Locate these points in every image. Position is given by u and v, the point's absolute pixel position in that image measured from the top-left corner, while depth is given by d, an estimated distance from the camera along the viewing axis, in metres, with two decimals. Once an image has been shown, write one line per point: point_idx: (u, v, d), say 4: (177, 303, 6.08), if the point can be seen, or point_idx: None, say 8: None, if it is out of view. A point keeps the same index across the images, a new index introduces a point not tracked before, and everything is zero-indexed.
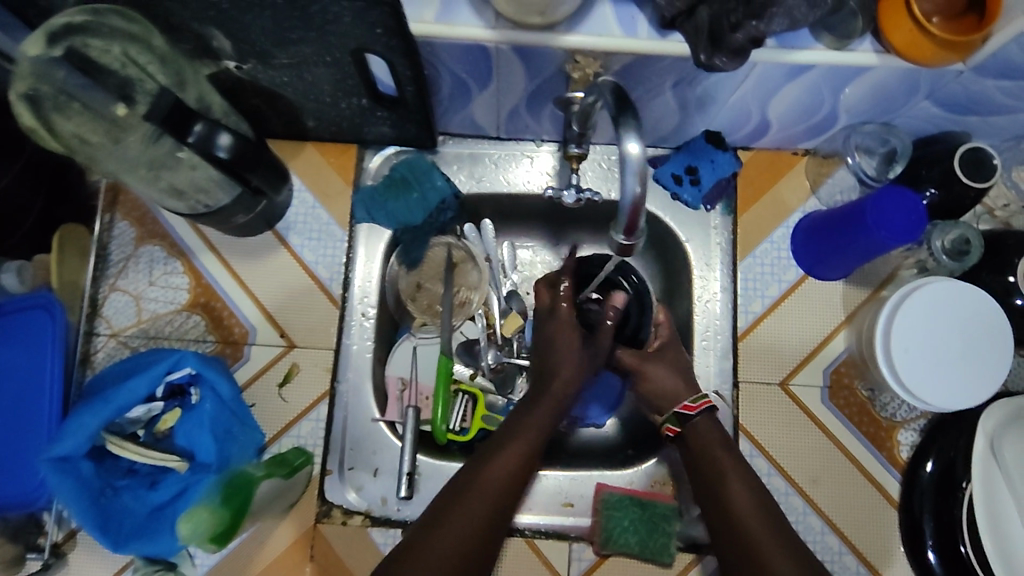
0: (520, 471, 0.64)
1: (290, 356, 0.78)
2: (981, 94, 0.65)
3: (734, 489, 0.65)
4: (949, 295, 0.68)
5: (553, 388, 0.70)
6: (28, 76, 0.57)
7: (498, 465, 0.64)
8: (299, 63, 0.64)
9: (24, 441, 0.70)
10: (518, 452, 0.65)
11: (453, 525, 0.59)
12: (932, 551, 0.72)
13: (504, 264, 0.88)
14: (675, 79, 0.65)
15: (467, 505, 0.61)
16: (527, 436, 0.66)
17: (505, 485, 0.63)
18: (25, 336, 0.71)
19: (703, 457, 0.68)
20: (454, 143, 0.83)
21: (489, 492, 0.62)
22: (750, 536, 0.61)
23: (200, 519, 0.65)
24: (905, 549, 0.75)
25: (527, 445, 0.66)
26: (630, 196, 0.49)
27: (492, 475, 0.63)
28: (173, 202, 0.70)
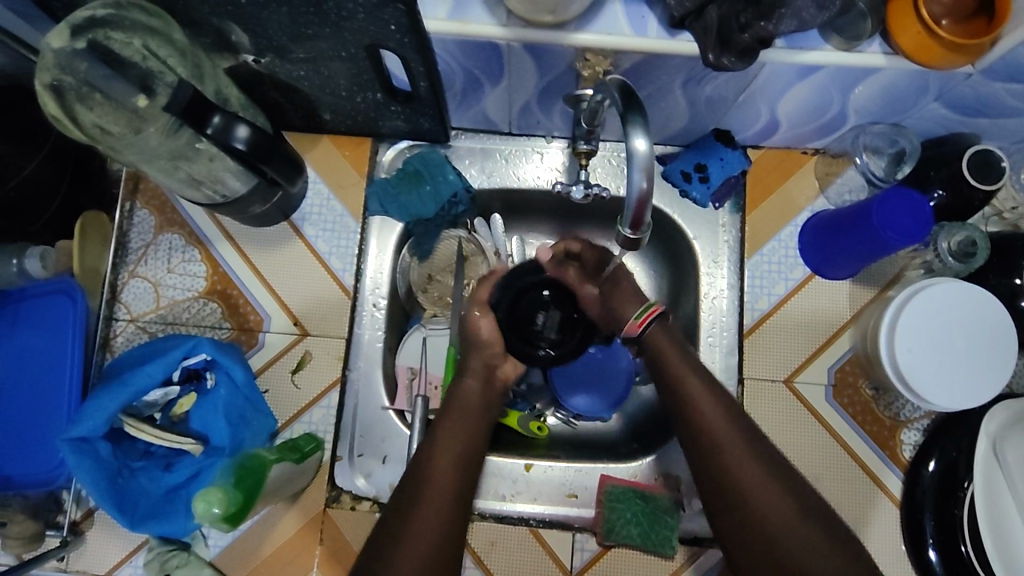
0: (462, 445, 0.68)
1: (303, 344, 0.80)
2: (991, 97, 0.66)
3: (732, 452, 0.62)
4: (957, 296, 0.69)
5: (468, 374, 0.75)
6: (52, 67, 0.60)
7: (445, 439, 0.68)
8: (316, 58, 0.66)
9: (46, 422, 0.72)
10: (455, 428, 0.69)
11: (430, 502, 0.62)
12: (932, 549, 0.73)
13: (515, 258, 0.89)
14: (684, 77, 0.66)
15: (432, 479, 0.64)
16: (459, 412, 0.71)
17: (456, 459, 0.66)
18: (48, 320, 0.74)
19: (691, 419, 0.66)
20: (466, 138, 0.84)
21: (449, 467, 0.65)
22: (750, 496, 0.60)
23: (213, 499, 0.63)
24: (906, 546, 0.75)
25: (465, 423, 0.70)
26: (636, 191, 0.50)
27: (444, 454, 0.66)
28: (191, 193, 0.72)
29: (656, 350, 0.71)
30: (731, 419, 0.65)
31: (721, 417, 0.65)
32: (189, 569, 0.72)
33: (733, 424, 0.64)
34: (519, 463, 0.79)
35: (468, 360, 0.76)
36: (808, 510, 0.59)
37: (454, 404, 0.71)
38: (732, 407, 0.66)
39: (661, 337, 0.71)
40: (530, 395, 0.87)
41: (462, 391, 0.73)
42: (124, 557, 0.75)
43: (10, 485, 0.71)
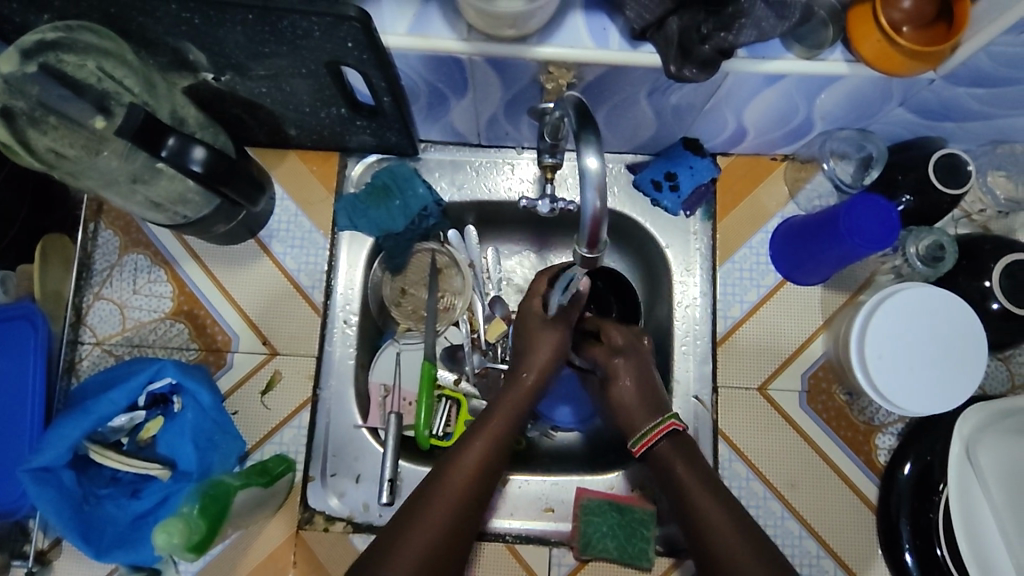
0: (490, 459, 0.67)
1: (272, 363, 0.78)
2: (954, 101, 0.66)
3: (704, 505, 0.64)
4: (927, 306, 0.69)
5: (518, 385, 0.72)
6: (1, 92, 0.58)
7: (471, 454, 0.67)
8: (276, 75, 0.65)
9: (8, 450, 0.70)
10: (488, 441, 0.68)
11: (440, 506, 0.63)
12: (909, 554, 0.73)
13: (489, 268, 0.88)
14: (649, 88, 0.66)
15: (440, 495, 0.64)
16: (500, 423, 0.69)
17: (474, 477, 0.66)
18: (7, 347, 0.72)
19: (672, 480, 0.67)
20: (435, 150, 0.83)
21: (469, 469, 0.66)
22: (715, 531, 0.63)
23: (173, 528, 0.62)
24: (883, 552, 0.75)
25: (500, 435, 0.69)
26: (591, 210, 0.48)
27: (460, 473, 0.65)
28: (153, 215, 0.70)
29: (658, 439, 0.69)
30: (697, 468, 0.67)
31: (694, 475, 0.66)
32: None
33: (711, 489, 0.65)
34: None
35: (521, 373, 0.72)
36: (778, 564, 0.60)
37: (496, 414, 0.70)
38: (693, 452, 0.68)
39: (671, 453, 0.68)
40: None
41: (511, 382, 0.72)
42: None
43: None
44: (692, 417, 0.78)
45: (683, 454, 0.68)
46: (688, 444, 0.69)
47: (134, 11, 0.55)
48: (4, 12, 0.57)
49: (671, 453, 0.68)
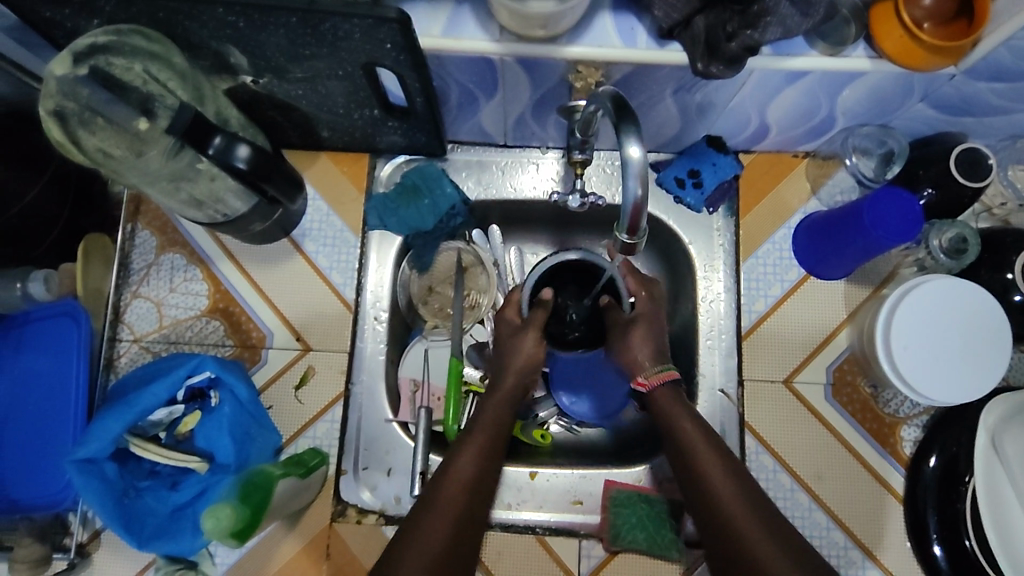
0: (479, 472, 0.67)
1: (306, 359, 0.80)
2: (974, 96, 0.67)
3: (709, 466, 0.65)
4: (944, 295, 0.69)
5: (499, 391, 0.74)
6: (55, 94, 0.61)
7: (458, 470, 0.66)
8: (313, 77, 0.67)
9: (53, 444, 0.72)
10: (474, 453, 0.68)
11: (454, 479, 0.65)
12: (937, 544, 0.73)
13: (512, 267, 0.90)
14: (675, 86, 0.68)
15: (435, 508, 0.63)
16: (484, 436, 0.69)
17: (472, 474, 0.66)
18: (52, 344, 0.74)
19: (677, 435, 0.68)
20: (462, 151, 0.86)
21: (477, 445, 0.69)
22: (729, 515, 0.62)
23: (222, 514, 0.64)
24: (911, 543, 0.76)
25: (486, 447, 0.69)
26: (631, 198, 0.50)
27: (457, 474, 0.66)
28: (192, 212, 0.72)
29: (660, 409, 0.71)
30: (716, 452, 0.67)
31: (701, 433, 0.67)
32: None
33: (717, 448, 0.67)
34: (524, 471, 0.79)
35: (499, 387, 0.74)
36: (776, 523, 0.61)
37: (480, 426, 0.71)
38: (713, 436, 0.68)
39: (667, 398, 0.71)
40: (533, 404, 0.86)
41: (507, 368, 0.75)
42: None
43: (16, 509, 0.71)
44: (718, 411, 0.79)
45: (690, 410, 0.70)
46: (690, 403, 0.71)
47: (181, 15, 0.57)
48: (58, 18, 0.60)
49: (686, 418, 0.69)
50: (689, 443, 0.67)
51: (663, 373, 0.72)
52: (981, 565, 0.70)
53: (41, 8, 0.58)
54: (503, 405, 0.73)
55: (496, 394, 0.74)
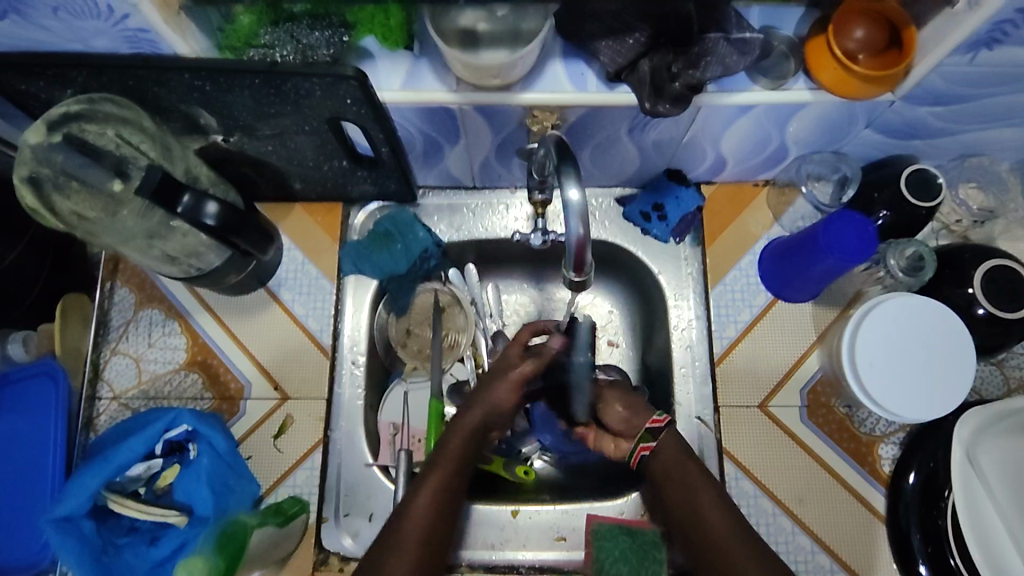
0: (440, 512, 0.66)
1: (284, 408, 0.81)
2: (918, 120, 0.70)
3: (711, 507, 0.66)
4: (906, 314, 0.69)
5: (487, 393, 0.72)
6: (30, 161, 0.63)
7: (415, 516, 0.65)
8: (282, 133, 0.70)
9: (33, 501, 0.72)
10: (436, 489, 0.67)
11: (421, 503, 0.66)
12: (923, 565, 0.73)
13: (490, 309, 0.94)
14: (628, 125, 0.70)
15: (395, 557, 0.62)
16: (444, 474, 0.68)
17: (442, 496, 0.67)
18: (29, 404, 0.75)
19: (675, 480, 0.68)
20: (433, 196, 0.88)
21: (450, 464, 0.69)
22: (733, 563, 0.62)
23: (195, 568, 0.66)
24: (898, 565, 0.75)
25: (451, 477, 0.68)
26: (575, 233, 0.51)
27: (427, 497, 0.66)
28: (167, 268, 0.73)
29: (664, 461, 0.69)
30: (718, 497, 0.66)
31: (703, 477, 0.68)
32: None
33: (718, 492, 0.67)
34: (506, 509, 0.78)
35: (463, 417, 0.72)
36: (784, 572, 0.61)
37: (444, 454, 0.69)
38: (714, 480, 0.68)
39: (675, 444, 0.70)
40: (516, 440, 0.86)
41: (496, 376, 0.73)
42: None
43: None
44: (696, 438, 0.79)
45: (693, 458, 0.69)
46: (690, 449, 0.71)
47: (149, 82, 0.61)
48: (32, 89, 0.63)
49: (687, 462, 0.69)
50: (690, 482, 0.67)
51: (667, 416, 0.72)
52: None
53: (16, 81, 0.61)
54: (466, 438, 0.70)
55: (458, 425, 0.71)
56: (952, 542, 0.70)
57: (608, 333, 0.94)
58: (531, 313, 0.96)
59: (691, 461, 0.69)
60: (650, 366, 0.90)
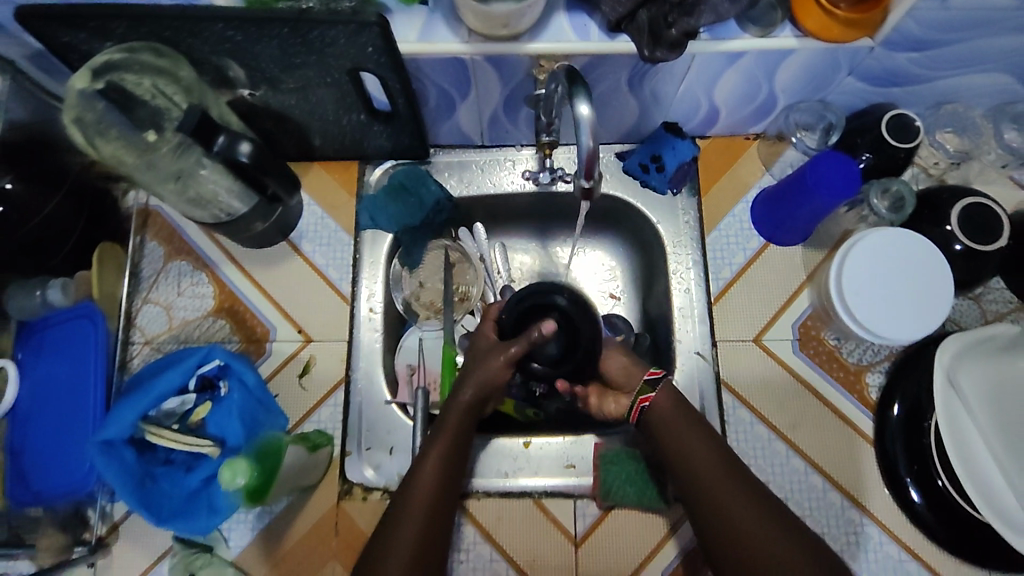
0: (445, 482, 0.69)
1: (307, 350, 0.86)
2: (896, 67, 0.76)
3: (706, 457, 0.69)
4: (879, 253, 0.76)
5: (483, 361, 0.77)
6: (76, 105, 0.67)
7: (424, 476, 0.69)
8: (305, 86, 0.75)
9: (74, 433, 0.77)
10: (438, 459, 0.70)
11: (429, 464, 0.70)
12: (914, 490, 0.78)
13: (498, 266, 0.99)
14: (628, 75, 0.76)
15: (407, 514, 0.66)
16: (449, 436, 0.72)
17: (448, 457, 0.71)
18: (69, 345, 0.80)
19: (664, 431, 0.72)
20: (444, 153, 0.93)
21: (453, 428, 0.73)
22: (724, 507, 0.66)
23: (237, 469, 0.67)
24: (890, 491, 0.80)
25: (453, 448, 0.71)
26: (586, 149, 0.54)
27: (433, 459, 0.70)
28: (198, 213, 0.78)
29: (660, 414, 0.73)
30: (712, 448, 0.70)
31: (695, 423, 0.71)
32: (213, 568, 0.78)
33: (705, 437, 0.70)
34: (518, 441, 0.84)
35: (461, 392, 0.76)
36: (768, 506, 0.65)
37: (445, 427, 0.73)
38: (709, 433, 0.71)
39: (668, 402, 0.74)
40: None
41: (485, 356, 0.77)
42: (148, 567, 0.79)
43: (38, 501, 0.76)
44: (695, 372, 0.85)
45: (686, 412, 0.73)
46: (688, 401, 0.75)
47: (185, 34, 0.66)
48: (75, 42, 0.68)
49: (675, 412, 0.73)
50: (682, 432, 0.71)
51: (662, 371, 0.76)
52: (954, 498, 0.75)
53: (59, 34, 0.66)
54: (465, 412, 0.74)
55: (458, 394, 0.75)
56: (937, 461, 0.76)
57: (613, 284, 1.00)
58: (539, 268, 1.01)
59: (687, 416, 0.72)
60: (650, 312, 0.96)
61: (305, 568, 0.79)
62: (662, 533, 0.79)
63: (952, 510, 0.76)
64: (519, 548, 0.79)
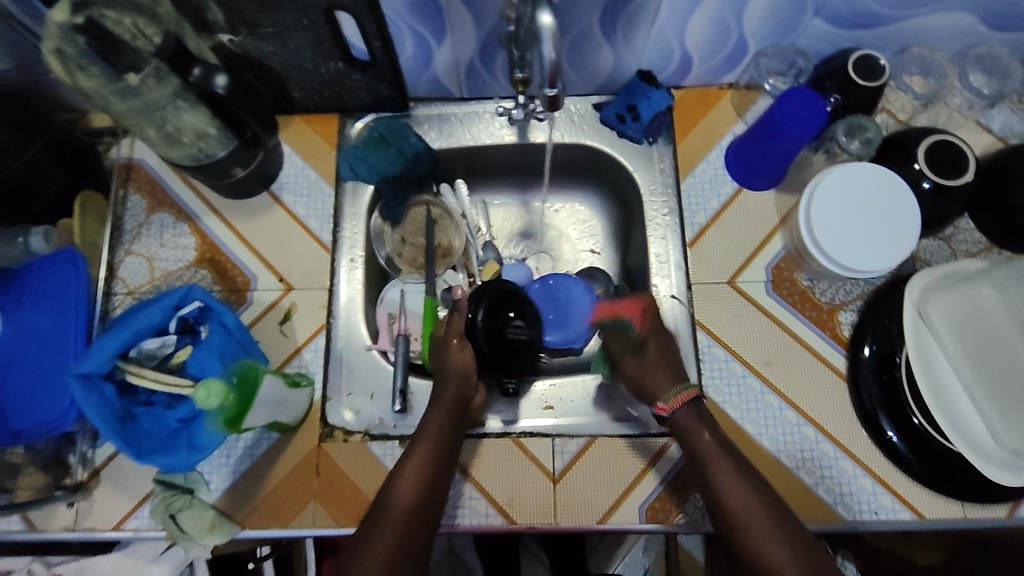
0: (423, 494, 0.67)
1: (288, 298, 0.87)
2: (861, 7, 0.78)
3: (721, 470, 0.67)
4: (847, 201, 0.77)
5: (453, 363, 0.77)
6: (55, 37, 0.68)
7: (404, 481, 0.67)
8: (282, 31, 0.77)
9: (54, 374, 0.77)
10: (418, 466, 0.68)
11: (409, 470, 0.68)
12: (890, 428, 0.78)
13: (480, 227, 1.01)
14: (600, 15, 0.78)
15: (382, 524, 0.64)
16: (431, 441, 0.71)
17: (430, 461, 0.69)
18: (51, 289, 0.80)
19: (698, 454, 0.70)
20: (423, 107, 0.95)
21: (436, 433, 0.72)
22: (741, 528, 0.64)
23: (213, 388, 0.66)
24: (868, 432, 0.80)
25: (430, 464, 0.69)
26: (548, 62, 0.59)
27: (413, 465, 0.69)
28: (177, 152, 0.79)
29: (681, 427, 0.72)
30: (727, 458, 0.68)
31: (712, 440, 0.70)
32: (190, 511, 0.77)
33: (736, 463, 0.68)
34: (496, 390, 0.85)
35: (440, 402, 0.74)
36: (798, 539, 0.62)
37: (425, 437, 0.71)
38: (729, 444, 0.70)
39: (686, 417, 0.72)
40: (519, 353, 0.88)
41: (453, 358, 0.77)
42: (130, 510, 0.79)
43: (18, 440, 0.75)
44: (671, 315, 0.86)
45: (705, 422, 0.71)
46: (705, 412, 0.73)
47: None
48: None
49: (709, 437, 0.70)
50: (698, 436, 0.70)
51: (685, 394, 0.73)
52: (932, 435, 0.76)
53: None
54: (445, 417, 0.73)
55: (438, 402, 0.74)
56: (910, 397, 0.77)
57: (591, 239, 1.01)
58: (517, 223, 1.03)
59: (703, 428, 0.71)
60: (629, 264, 0.97)
61: (285, 509, 0.79)
62: (642, 467, 0.80)
63: (929, 446, 0.76)
64: (501, 488, 0.79)
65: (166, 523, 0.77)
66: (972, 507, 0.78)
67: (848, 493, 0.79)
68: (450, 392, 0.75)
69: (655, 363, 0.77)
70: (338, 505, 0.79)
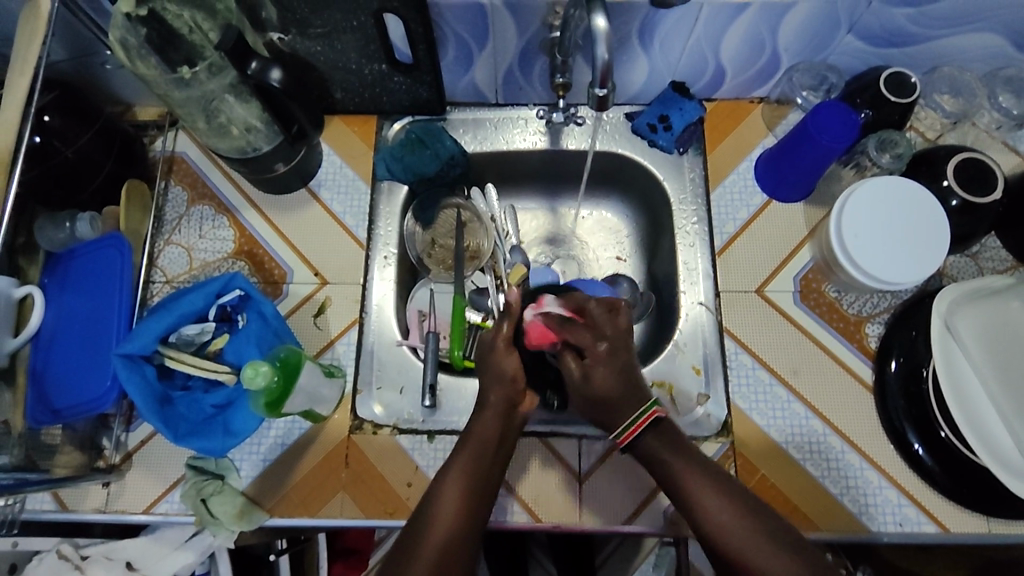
0: (469, 502, 0.65)
1: (323, 292, 0.88)
2: (895, 26, 0.80)
3: (697, 490, 0.64)
4: (880, 214, 0.79)
5: (497, 364, 0.73)
6: (121, 27, 0.71)
7: (449, 489, 0.66)
8: (331, 31, 0.79)
9: (93, 356, 0.79)
10: (463, 473, 0.67)
11: (454, 479, 0.66)
12: (917, 442, 0.78)
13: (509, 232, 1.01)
14: (639, 26, 0.80)
15: (426, 535, 0.63)
16: (475, 446, 0.69)
17: (475, 468, 0.67)
18: (95, 273, 0.82)
19: (665, 470, 0.66)
20: (459, 111, 0.97)
21: (481, 438, 0.69)
22: (734, 551, 0.61)
23: (260, 368, 0.69)
24: (894, 445, 0.81)
25: (474, 470, 0.67)
26: (600, 62, 0.63)
27: (458, 471, 0.67)
28: (223, 145, 0.82)
29: (646, 448, 0.68)
30: (707, 483, 0.64)
31: (689, 462, 0.65)
32: (222, 496, 0.78)
33: (715, 483, 0.64)
34: None
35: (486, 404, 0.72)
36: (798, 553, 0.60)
37: (468, 442, 0.69)
38: (703, 461, 0.66)
39: (652, 437, 0.68)
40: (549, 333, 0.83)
41: (501, 360, 0.73)
42: (160, 494, 0.81)
43: (58, 419, 0.77)
44: (698, 321, 0.87)
45: (671, 441, 0.67)
46: (674, 429, 0.68)
47: None
48: None
49: (670, 450, 0.66)
50: (665, 454, 0.66)
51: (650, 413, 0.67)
52: (960, 450, 0.76)
53: None
54: (494, 421, 0.71)
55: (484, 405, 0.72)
56: (937, 411, 0.77)
57: (618, 246, 1.03)
58: (546, 229, 1.05)
59: (673, 448, 0.67)
60: (655, 272, 0.98)
61: (314, 498, 0.80)
62: None
63: (956, 460, 0.76)
64: (529, 486, 0.80)
65: (197, 508, 0.78)
66: (996, 522, 0.78)
67: (872, 504, 0.79)
68: (497, 400, 0.71)
69: (612, 377, 0.69)
70: (367, 496, 0.80)
